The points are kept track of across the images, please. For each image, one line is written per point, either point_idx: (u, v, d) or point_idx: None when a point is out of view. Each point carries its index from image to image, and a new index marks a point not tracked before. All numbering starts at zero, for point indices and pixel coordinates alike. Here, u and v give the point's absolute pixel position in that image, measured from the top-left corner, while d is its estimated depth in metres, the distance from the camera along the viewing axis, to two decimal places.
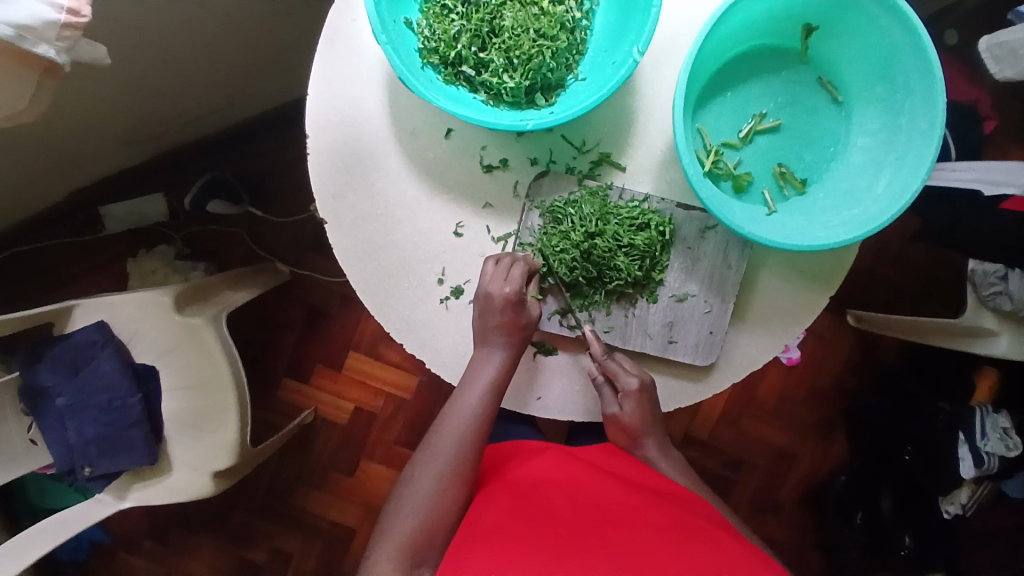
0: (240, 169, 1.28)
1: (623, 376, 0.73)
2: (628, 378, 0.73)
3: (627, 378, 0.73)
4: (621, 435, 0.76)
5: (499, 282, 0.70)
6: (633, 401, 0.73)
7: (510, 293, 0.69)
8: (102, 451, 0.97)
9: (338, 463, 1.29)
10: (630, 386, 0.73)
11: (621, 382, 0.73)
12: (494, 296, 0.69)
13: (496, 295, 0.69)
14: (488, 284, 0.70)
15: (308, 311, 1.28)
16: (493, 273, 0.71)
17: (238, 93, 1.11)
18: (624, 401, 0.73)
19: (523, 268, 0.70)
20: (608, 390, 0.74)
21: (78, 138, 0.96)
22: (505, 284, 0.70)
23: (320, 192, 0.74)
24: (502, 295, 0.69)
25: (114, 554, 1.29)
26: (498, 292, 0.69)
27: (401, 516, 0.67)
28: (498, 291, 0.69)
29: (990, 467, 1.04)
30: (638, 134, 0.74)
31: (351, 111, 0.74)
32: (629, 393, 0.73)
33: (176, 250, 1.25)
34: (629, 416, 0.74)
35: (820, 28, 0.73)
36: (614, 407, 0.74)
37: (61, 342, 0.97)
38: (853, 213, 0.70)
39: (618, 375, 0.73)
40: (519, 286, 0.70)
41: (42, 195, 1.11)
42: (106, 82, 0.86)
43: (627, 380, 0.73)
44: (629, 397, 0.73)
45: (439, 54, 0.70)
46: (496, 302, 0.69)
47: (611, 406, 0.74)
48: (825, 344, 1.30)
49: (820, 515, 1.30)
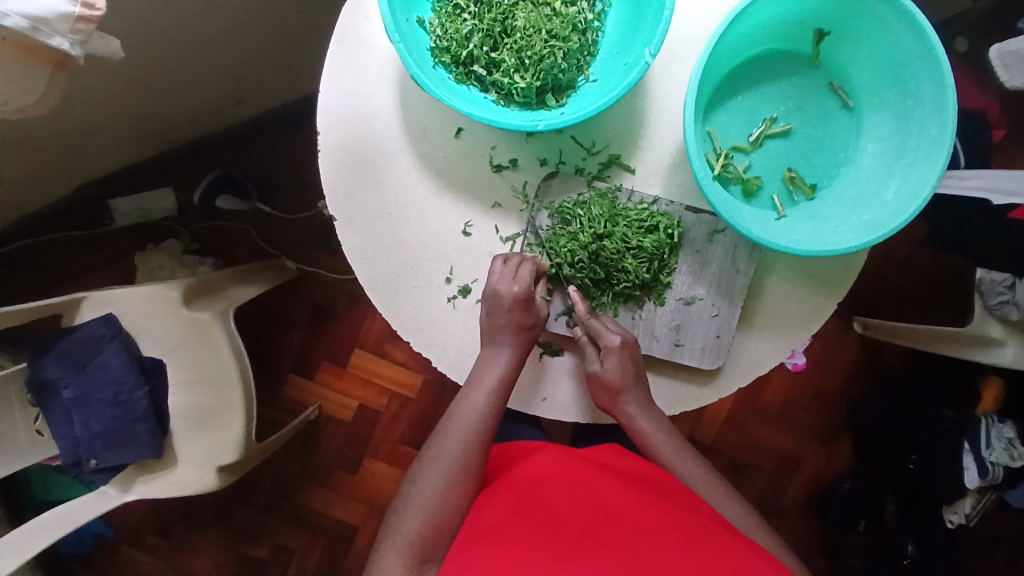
0: (249, 166, 1.29)
1: (605, 334, 0.71)
2: (609, 335, 0.71)
3: (608, 334, 0.71)
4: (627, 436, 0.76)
5: (507, 280, 0.70)
6: (615, 358, 0.71)
7: (518, 292, 0.69)
8: (107, 445, 0.98)
9: (342, 460, 1.29)
10: (611, 342, 0.71)
11: (603, 340, 0.71)
12: (503, 295, 0.70)
13: (505, 294, 0.70)
14: (495, 282, 0.71)
15: (314, 308, 1.29)
16: (501, 272, 0.71)
17: (248, 90, 1.11)
18: (606, 358, 0.71)
19: (532, 268, 0.71)
20: (591, 349, 0.73)
21: (88, 132, 0.97)
22: (514, 283, 0.70)
23: (330, 189, 0.74)
24: (510, 294, 0.69)
25: (117, 548, 1.30)
26: (507, 291, 0.70)
27: (408, 514, 0.67)
28: (506, 290, 0.70)
29: (994, 477, 1.05)
30: (648, 137, 0.74)
31: (362, 110, 0.74)
32: (610, 350, 0.71)
33: (184, 245, 1.26)
34: (612, 374, 0.71)
35: (831, 32, 0.73)
36: (596, 364, 0.72)
37: (69, 336, 0.97)
38: (863, 218, 0.70)
39: (599, 333, 0.71)
40: (528, 285, 0.70)
41: (52, 188, 1.11)
42: (118, 77, 0.86)
43: (609, 337, 0.71)
44: (611, 354, 0.71)
45: (451, 54, 0.70)
46: (505, 301, 0.70)
47: (593, 363, 0.72)
48: (830, 350, 1.30)
49: (823, 522, 1.30)
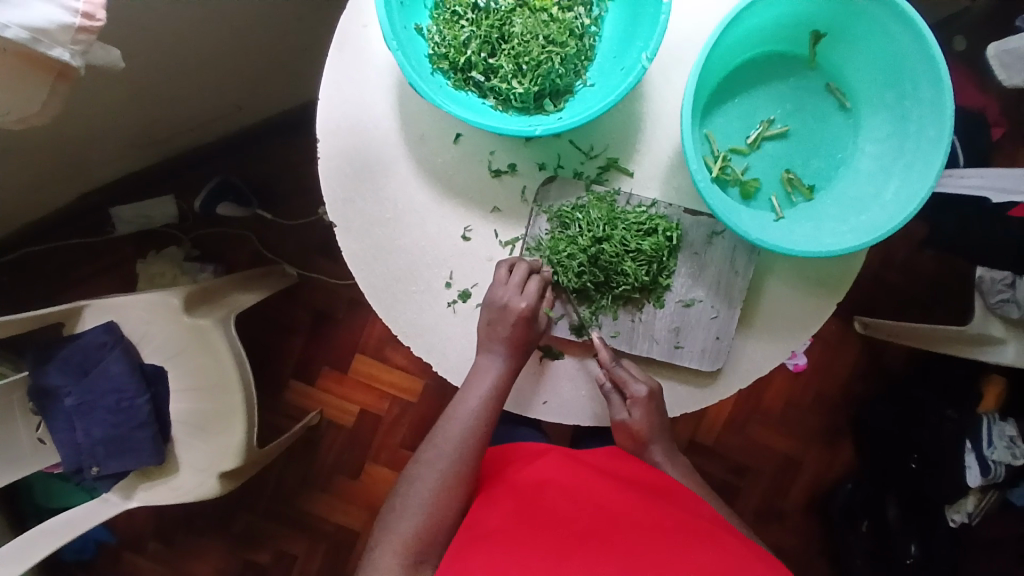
0: (249, 172, 1.29)
1: (632, 384, 0.73)
2: (637, 385, 0.73)
3: (636, 386, 0.73)
4: (628, 437, 0.76)
5: (514, 295, 0.70)
6: (642, 407, 0.73)
7: (525, 308, 0.70)
8: (110, 451, 0.98)
9: (344, 465, 1.29)
10: (639, 393, 0.73)
11: (630, 390, 0.73)
12: (506, 307, 0.70)
13: (513, 310, 0.70)
14: (501, 298, 0.70)
15: (315, 314, 1.29)
16: (505, 281, 0.71)
17: (248, 97, 1.11)
18: (634, 407, 0.73)
19: (539, 283, 0.71)
20: (616, 398, 0.74)
21: (89, 140, 0.97)
22: (521, 299, 0.70)
23: (329, 196, 0.75)
24: (518, 309, 0.70)
25: (119, 555, 1.30)
26: (514, 307, 0.70)
27: (404, 515, 0.67)
28: (513, 305, 0.70)
29: (996, 476, 1.05)
30: (646, 140, 0.74)
31: (361, 116, 0.74)
32: (637, 399, 0.73)
33: (184, 252, 1.26)
34: (638, 422, 0.74)
35: (828, 34, 0.73)
36: (623, 414, 0.73)
37: (70, 343, 0.97)
38: (861, 219, 0.70)
39: (626, 383, 0.73)
40: (535, 301, 0.71)
41: (52, 196, 1.11)
42: (118, 85, 0.87)
43: (637, 388, 0.73)
44: (638, 403, 0.73)
45: (448, 60, 0.70)
46: (512, 315, 0.70)
47: (620, 413, 0.74)
48: (831, 351, 1.30)
49: (826, 522, 1.30)
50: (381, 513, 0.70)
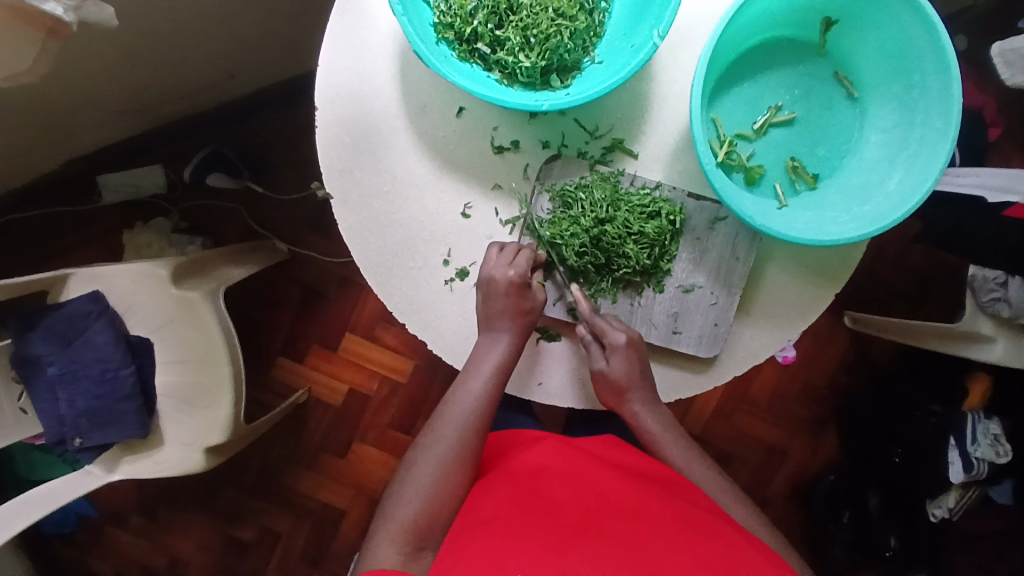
0: (241, 144, 1.26)
1: (611, 331, 0.71)
2: (615, 333, 0.71)
3: (615, 333, 0.71)
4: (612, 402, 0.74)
5: (503, 267, 0.70)
6: (622, 356, 0.71)
7: (513, 277, 0.69)
8: (93, 424, 0.96)
9: (331, 443, 1.28)
10: (617, 340, 0.70)
11: (608, 338, 0.71)
12: (498, 280, 0.69)
13: (500, 279, 0.69)
14: (492, 268, 0.70)
15: (305, 290, 1.27)
16: (498, 258, 0.70)
17: (241, 66, 1.09)
18: (612, 355, 0.71)
19: (529, 256, 0.70)
20: (595, 347, 0.72)
21: (77, 103, 0.94)
22: (509, 269, 0.69)
23: (326, 166, 0.73)
24: (507, 278, 0.69)
25: (101, 528, 1.28)
26: (502, 277, 0.69)
27: (404, 501, 0.66)
28: (501, 275, 0.69)
29: (979, 472, 1.07)
30: (652, 122, 0.73)
31: (362, 85, 0.73)
32: (616, 347, 0.70)
33: (172, 224, 1.24)
34: (618, 372, 0.71)
35: (839, 21, 0.72)
36: (601, 362, 0.71)
37: (54, 312, 0.95)
38: (865, 209, 0.69)
39: (605, 331, 0.71)
40: (524, 271, 0.70)
41: (38, 161, 1.09)
42: (109, 47, 0.84)
43: (615, 336, 0.71)
44: (616, 352, 0.70)
45: (454, 30, 0.69)
46: (500, 286, 0.69)
47: (598, 360, 0.71)
48: (821, 344, 1.30)
49: (809, 513, 1.31)
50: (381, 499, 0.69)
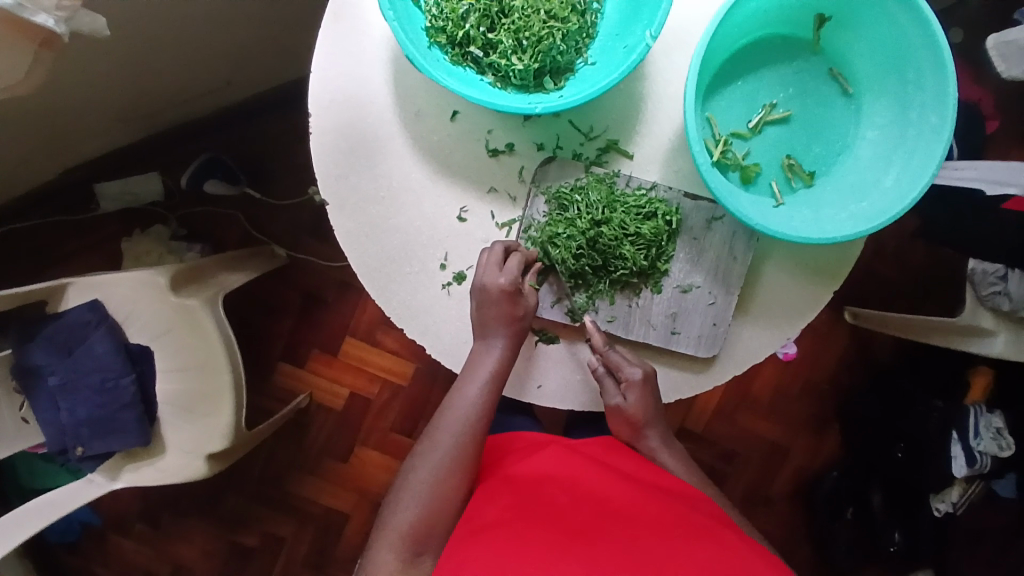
0: (238, 150, 1.26)
1: (625, 367, 0.73)
2: (631, 369, 0.73)
3: (630, 369, 0.73)
4: (623, 432, 0.77)
5: (494, 272, 0.69)
6: (637, 391, 0.73)
7: (505, 284, 0.69)
8: (95, 432, 0.96)
9: (333, 448, 1.28)
10: (633, 376, 0.73)
11: (624, 373, 0.73)
12: (490, 288, 0.69)
13: (491, 286, 0.69)
14: (483, 274, 0.69)
15: (304, 295, 1.27)
16: (489, 262, 0.70)
17: (236, 72, 1.09)
18: (628, 391, 0.73)
19: (521, 259, 0.70)
20: (610, 382, 0.74)
21: (72, 113, 0.94)
22: (500, 275, 0.69)
23: (322, 173, 0.73)
24: (497, 286, 0.69)
25: (105, 536, 1.28)
26: (494, 284, 0.69)
27: (401, 508, 0.66)
28: (494, 282, 0.69)
29: (982, 466, 1.08)
30: (646, 122, 0.73)
31: (356, 91, 0.73)
32: (632, 383, 0.73)
33: (170, 231, 1.24)
34: (634, 407, 0.74)
35: (833, 18, 0.72)
36: (618, 398, 0.73)
37: (54, 322, 0.95)
38: (862, 206, 0.69)
39: (620, 366, 0.73)
40: (515, 276, 0.69)
41: (36, 171, 1.09)
42: (103, 56, 0.84)
43: (631, 371, 0.73)
44: (632, 387, 0.73)
45: (447, 34, 0.69)
46: (492, 294, 0.69)
47: (614, 397, 0.73)
48: (821, 341, 1.30)
49: (812, 510, 1.31)
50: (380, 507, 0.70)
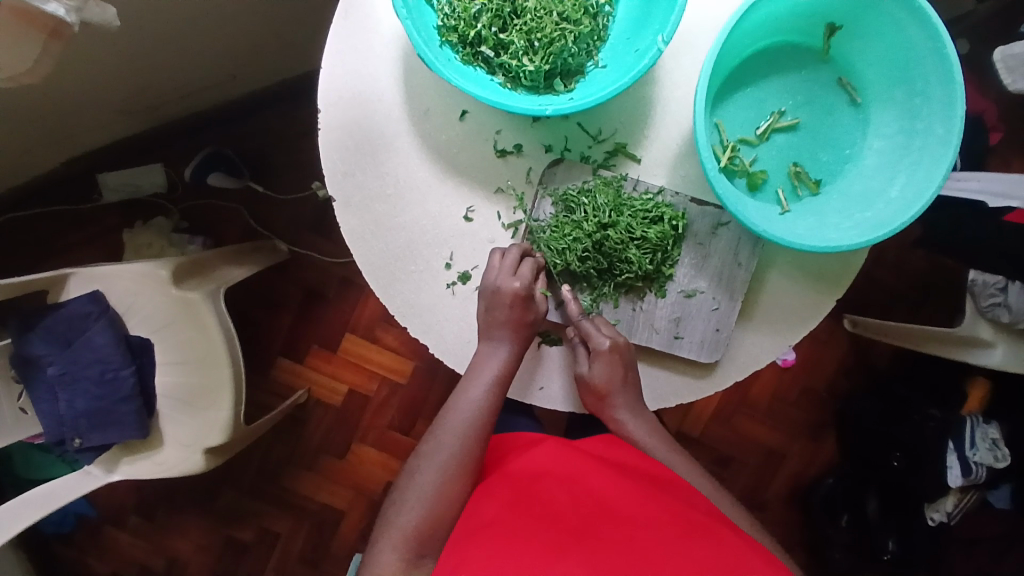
0: (242, 144, 1.26)
1: (595, 336, 0.70)
2: (600, 337, 0.70)
3: (599, 338, 0.70)
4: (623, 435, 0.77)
5: (507, 277, 0.69)
6: (604, 361, 0.70)
7: (518, 288, 0.69)
8: (93, 424, 0.95)
9: (330, 444, 1.28)
10: (600, 346, 0.70)
11: (592, 342, 0.70)
12: (503, 291, 0.69)
13: (505, 290, 0.69)
14: (496, 278, 0.70)
15: (305, 291, 1.27)
16: (500, 265, 0.70)
17: (243, 66, 1.09)
18: (595, 360, 0.71)
19: (533, 266, 0.71)
20: (582, 351, 0.73)
21: (77, 104, 0.94)
22: (514, 279, 0.69)
23: (329, 169, 0.73)
24: (511, 290, 0.69)
25: (100, 528, 1.28)
26: (507, 287, 0.69)
27: (406, 508, 0.66)
28: (507, 286, 0.69)
29: (977, 477, 1.08)
30: (655, 127, 0.73)
31: (366, 88, 0.72)
32: (600, 353, 0.70)
33: (172, 224, 1.23)
34: (598, 377, 0.71)
35: (843, 27, 0.72)
36: (585, 366, 0.72)
37: (54, 312, 0.95)
38: (866, 216, 0.69)
39: (589, 335, 0.71)
40: (528, 283, 0.70)
41: (40, 160, 1.08)
42: (111, 48, 0.84)
43: (599, 341, 0.70)
44: (599, 357, 0.70)
45: (458, 34, 0.69)
46: (506, 297, 0.69)
47: (582, 365, 0.72)
48: (820, 348, 1.30)
49: (807, 516, 1.31)
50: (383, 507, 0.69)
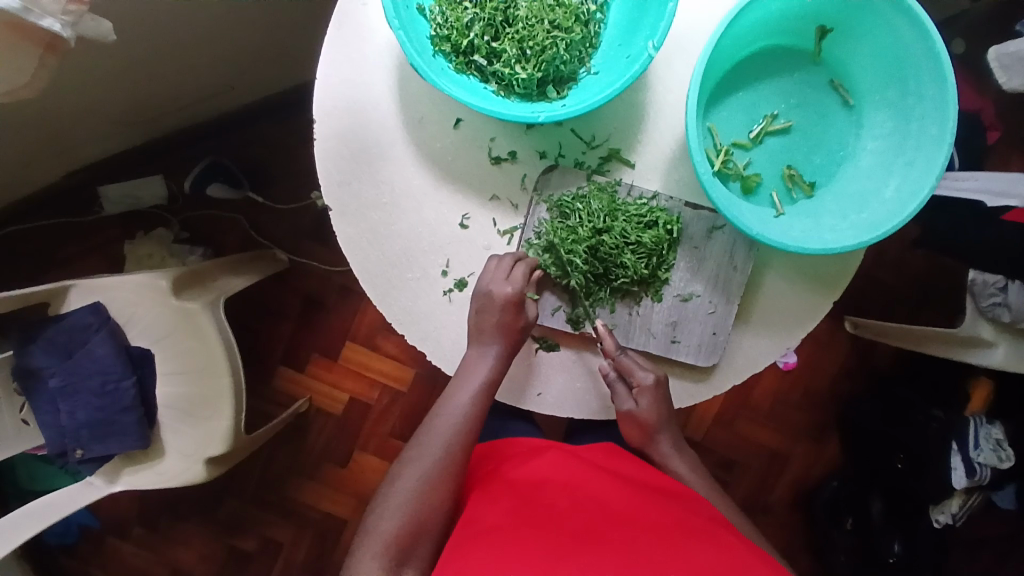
0: (241, 154, 1.27)
1: (637, 372, 0.73)
2: (643, 373, 0.73)
3: (643, 373, 0.73)
4: (638, 439, 0.77)
5: (500, 280, 0.70)
6: (649, 396, 0.73)
7: (512, 293, 0.69)
8: (95, 435, 0.96)
9: (332, 453, 1.28)
10: (645, 380, 0.73)
11: (636, 378, 0.73)
12: (496, 295, 0.69)
13: (497, 294, 0.69)
14: (488, 282, 0.70)
15: (305, 300, 1.27)
16: (496, 269, 0.71)
17: (240, 77, 1.09)
18: (640, 396, 0.73)
19: (527, 268, 0.71)
20: (621, 388, 0.74)
21: (76, 117, 0.95)
22: (506, 283, 0.70)
23: (325, 178, 0.73)
24: (503, 294, 0.69)
25: (102, 539, 1.28)
26: (499, 292, 0.69)
27: (387, 515, 0.66)
28: (501, 290, 0.69)
29: (981, 477, 1.08)
30: (648, 131, 0.73)
31: (360, 97, 0.73)
32: (644, 387, 0.73)
33: (173, 234, 1.24)
34: (646, 412, 0.74)
35: (834, 29, 0.72)
36: (630, 404, 0.74)
37: (55, 324, 0.96)
38: (861, 217, 0.69)
39: (631, 371, 0.73)
40: (521, 286, 0.70)
41: (40, 173, 1.09)
42: (108, 60, 0.84)
43: (643, 375, 0.73)
44: (644, 392, 0.73)
45: (451, 42, 0.69)
46: (497, 301, 0.69)
47: (627, 403, 0.74)
48: (821, 350, 1.30)
49: (810, 519, 1.30)
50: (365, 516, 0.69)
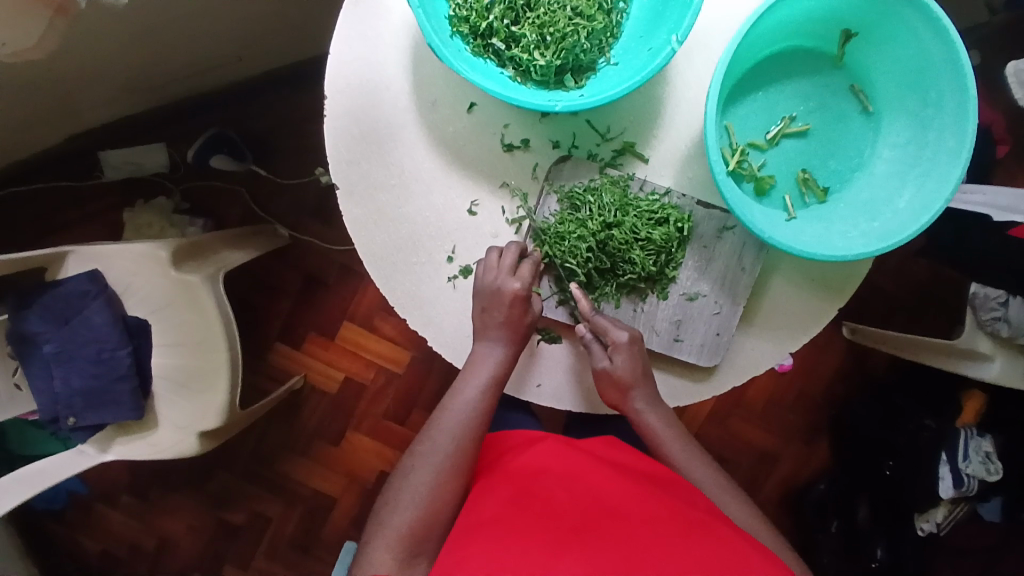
0: (246, 127, 1.25)
1: (612, 330, 0.71)
2: (617, 331, 0.71)
3: (618, 332, 0.71)
4: (615, 401, 0.73)
5: (507, 278, 0.69)
6: (624, 353, 0.71)
7: (519, 289, 0.69)
8: (89, 403, 0.95)
9: (325, 431, 1.28)
10: (620, 338, 0.70)
11: (611, 336, 0.71)
12: (503, 291, 0.69)
13: (505, 290, 0.69)
14: (494, 279, 0.69)
15: (305, 278, 1.26)
16: (499, 266, 0.70)
17: (250, 48, 1.07)
18: (615, 353, 0.71)
19: (532, 267, 0.70)
20: (597, 347, 0.72)
21: (81, 81, 0.93)
22: (514, 280, 0.69)
23: (334, 157, 0.72)
24: (511, 290, 0.69)
25: (91, 506, 1.28)
26: (507, 287, 0.69)
27: (400, 509, 0.66)
28: (508, 287, 0.69)
29: (968, 489, 1.08)
30: (665, 126, 0.73)
31: (372, 76, 0.72)
32: (620, 344, 0.71)
33: (173, 204, 1.23)
34: (622, 369, 0.71)
35: (858, 34, 0.71)
36: (604, 361, 0.71)
37: (52, 290, 0.94)
38: (873, 225, 0.69)
39: (607, 330, 0.71)
40: (528, 282, 0.70)
41: (42, 136, 1.08)
42: (117, 25, 0.83)
43: (618, 333, 0.71)
44: (620, 350, 0.71)
45: (469, 24, 0.68)
46: (506, 297, 0.69)
47: (601, 360, 0.71)
48: (817, 352, 1.30)
49: (798, 520, 1.31)
50: (374, 508, 0.69)
